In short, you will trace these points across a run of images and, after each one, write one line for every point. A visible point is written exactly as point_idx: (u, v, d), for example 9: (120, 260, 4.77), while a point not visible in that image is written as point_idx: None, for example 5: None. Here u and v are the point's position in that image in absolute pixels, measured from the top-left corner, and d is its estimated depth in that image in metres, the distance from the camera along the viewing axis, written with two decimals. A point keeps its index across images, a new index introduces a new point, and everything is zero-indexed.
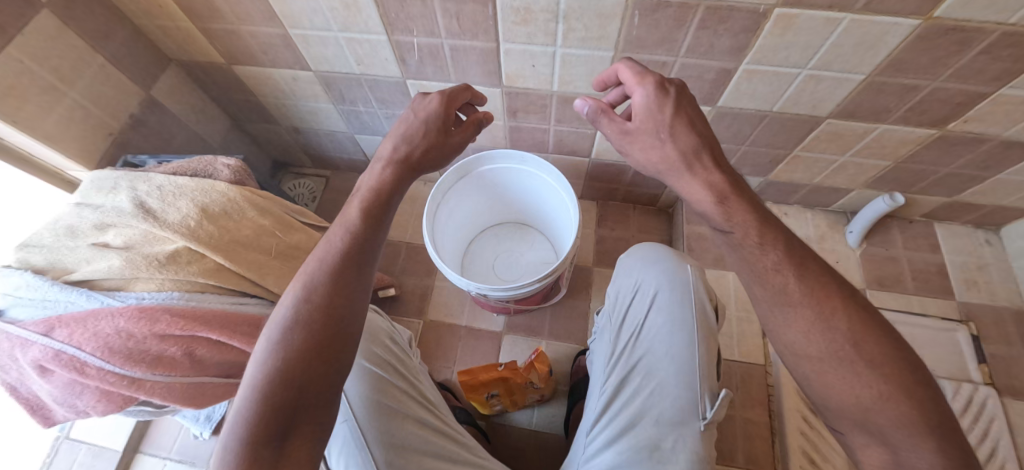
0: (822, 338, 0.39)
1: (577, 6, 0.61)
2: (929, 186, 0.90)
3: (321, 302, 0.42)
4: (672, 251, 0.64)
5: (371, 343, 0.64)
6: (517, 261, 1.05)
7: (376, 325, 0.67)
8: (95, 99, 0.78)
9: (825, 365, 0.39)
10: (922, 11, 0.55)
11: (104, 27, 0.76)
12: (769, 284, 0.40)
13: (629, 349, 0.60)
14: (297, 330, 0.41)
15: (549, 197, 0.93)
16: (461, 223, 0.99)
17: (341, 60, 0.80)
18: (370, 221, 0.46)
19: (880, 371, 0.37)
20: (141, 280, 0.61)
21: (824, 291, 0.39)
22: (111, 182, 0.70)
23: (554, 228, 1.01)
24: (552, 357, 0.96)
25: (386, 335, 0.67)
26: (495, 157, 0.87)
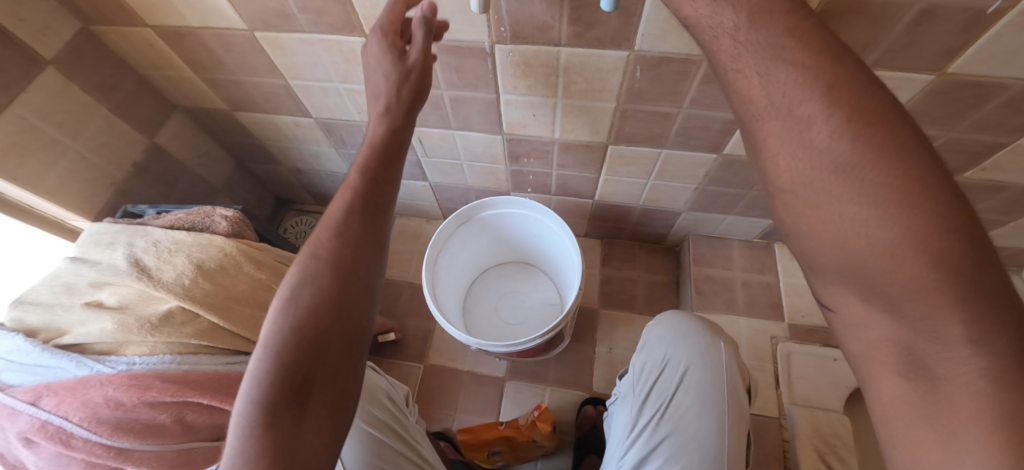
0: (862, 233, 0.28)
1: (578, 62, 0.60)
2: None
3: (336, 262, 0.43)
4: (703, 326, 0.66)
5: (368, 403, 0.61)
6: (520, 303, 1.02)
7: (373, 384, 0.64)
8: (97, 150, 0.78)
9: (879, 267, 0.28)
10: (936, 66, 0.53)
11: (110, 79, 0.77)
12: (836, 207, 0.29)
13: (652, 426, 0.60)
14: (313, 286, 0.42)
15: (553, 241, 0.91)
16: (463, 266, 0.97)
17: (341, 108, 0.80)
18: (378, 161, 0.46)
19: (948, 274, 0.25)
20: (133, 344, 0.60)
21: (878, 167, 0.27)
22: (110, 236, 0.69)
23: (559, 271, 0.98)
24: (556, 406, 0.92)
25: (383, 393, 0.65)
26: (496, 203, 0.86)
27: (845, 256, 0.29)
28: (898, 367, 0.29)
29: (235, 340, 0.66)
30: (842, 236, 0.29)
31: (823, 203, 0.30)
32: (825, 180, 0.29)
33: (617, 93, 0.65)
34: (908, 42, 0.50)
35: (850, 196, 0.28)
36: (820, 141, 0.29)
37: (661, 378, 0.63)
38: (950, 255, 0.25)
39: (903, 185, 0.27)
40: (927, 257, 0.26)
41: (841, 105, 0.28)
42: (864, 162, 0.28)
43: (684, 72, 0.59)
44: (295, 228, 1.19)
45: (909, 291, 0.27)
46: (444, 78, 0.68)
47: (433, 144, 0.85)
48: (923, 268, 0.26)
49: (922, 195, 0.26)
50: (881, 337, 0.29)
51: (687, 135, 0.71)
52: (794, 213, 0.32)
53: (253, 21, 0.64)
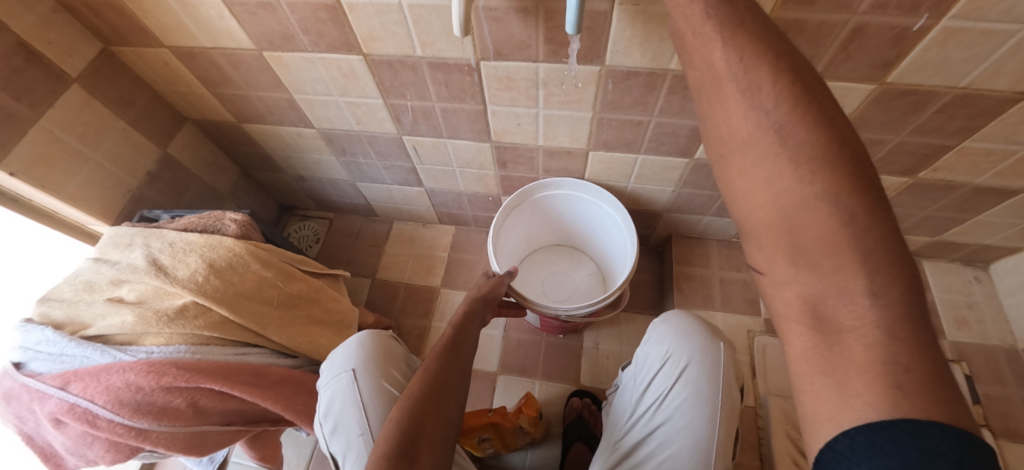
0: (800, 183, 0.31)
1: (554, 76, 0.67)
2: (911, 227, 0.91)
3: (438, 369, 0.55)
4: (706, 326, 0.65)
5: (392, 364, 0.61)
6: (565, 280, 1.07)
7: (396, 350, 0.64)
8: (115, 160, 0.84)
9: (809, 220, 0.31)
10: (875, 77, 0.59)
11: (127, 95, 0.84)
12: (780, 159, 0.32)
13: (650, 413, 0.62)
14: (421, 382, 0.53)
15: (599, 220, 0.97)
16: (508, 254, 1.01)
17: (341, 119, 0.86)
18: (448, 352, 0.58)
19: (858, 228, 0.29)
20: (150, 335, 0.64)
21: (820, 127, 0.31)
22: (128, 237, 0.75)
23: (599, 245, 1.05)
24: (544, 398, 0.97)
25: (405, 360, 0.64)
26: (540, 187, 0.92)
27: (773, 217, 0.33)
28: (808, 324, 0.31)
29: (244, 332, 0.71)
30: (782, 193, 0.32)
31: (767, 163, 0.33)
32: (770, 139, 0.33)
33: (593, 103, 0.71)
34: (846, 56, 0.56)
35: (783, 156, 0.32)
36: (766, 103, 0.33)
37: (661, 371, 0.63)
38: (862, 214, 0.30)
39: (828, 152, 0.31)
40: (842, 213, 0.30)
41: (777, 74, 0.32)
42: (792, 131, 0.32)
43: (649, 84, 0.65)
44: (297, 233, 1.25)
45: (828, 247, 0.30)
46: (435, 91, 0.74)
47: (426, 151, 0.91)
48: (840, 226, 0.30)
49: (840, 160, 0.31)
50: (795, 292, 0.32)
51: (659, 141, 0.77)
52: (742, 174, 0.35)
53: (261, 41, 0.70)
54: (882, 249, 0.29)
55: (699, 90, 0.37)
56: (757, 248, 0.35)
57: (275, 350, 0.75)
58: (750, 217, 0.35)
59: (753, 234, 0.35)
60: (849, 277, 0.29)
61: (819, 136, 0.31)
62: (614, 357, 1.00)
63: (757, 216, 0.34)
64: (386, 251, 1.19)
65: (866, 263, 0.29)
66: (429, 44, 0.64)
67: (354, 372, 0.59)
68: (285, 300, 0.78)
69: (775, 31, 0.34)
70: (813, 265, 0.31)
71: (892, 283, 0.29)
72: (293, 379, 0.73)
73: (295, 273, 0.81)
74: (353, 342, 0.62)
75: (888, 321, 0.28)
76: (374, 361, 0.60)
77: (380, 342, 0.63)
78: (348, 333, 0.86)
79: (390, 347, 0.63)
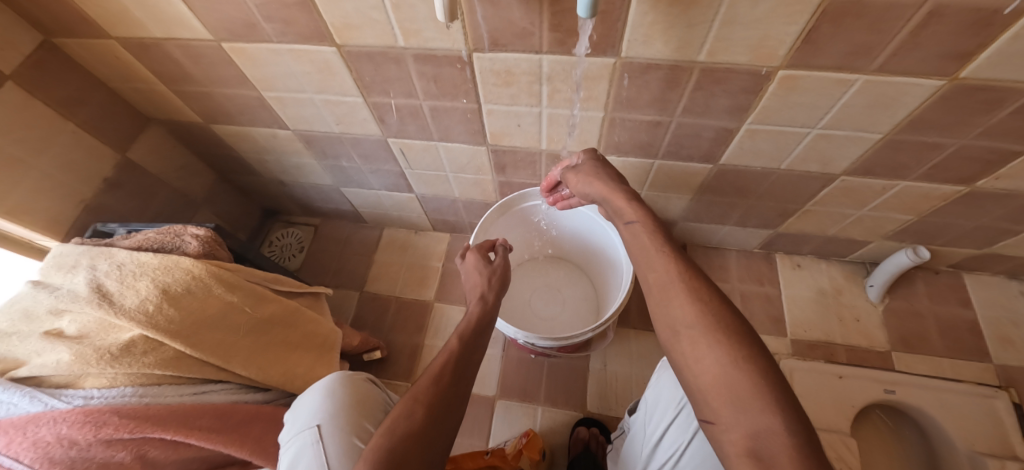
0: (690, 306, 0.43)
1: (561, 70, 0.57)
2: (956, 238, 0.81)
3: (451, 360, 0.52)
4: None
5: (365, 416, 0.52)
6: (556, 297, 0.98)
7: (370, 396, 0.55)
8: (65, 167, 0.74)
9: (700, 337, 0.41)
10: (946, 71, 0.49)
11: (78, 93, 0.74)
12: (675, 290, 0.44)
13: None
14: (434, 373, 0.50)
15: (596, 235, 0.88)
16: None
17: (319, 120, 0.76)
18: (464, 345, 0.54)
19: (732, 338, 0.40)
20: (91, 376, 0.56)
21: (691, 273, 0.45)
22: (73, 258, 0.65)
23: (597, 267, 0.95)
24: (548, 425, 0.88)
25: (382, 408, 0.56)
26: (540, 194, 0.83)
27: (680, 330, 0.43)
28: (736, 414, 0.37)
29: (204, 368, 0.62)
30: (714, 362, 0.40)
31: (698, 339, 0.41)
32: (663, 275, 0.46)
33: (604, 102, 0.62)
34: (914, 46, 0.46)
35: (671, 287, 0.45)
36: (655, 255, 0.48)
37: (677, 418, 0.54)
38: (766, 371, 0.39)
39: (694, 282, 0.44)
40: (724, 328, 0.41)
41: (658, 239, 0.49)
42: (673, 266, 0.46)
43: (672, 80, 0.56)
44: (281, 241, 1.15)
45: (717, 350, 0.40)
46: (422, 88, 0.65)
47: (416, 155, 0.81)
48: (725, 339, 0.40)
49: (707, 288, 0.44)
50: (716, 388, 0.39)
51: (678, 144, 0.68)
52: (684, 349, 0.42)
53: (219, 31, 0.60)
54: (786, 397, 0.38)
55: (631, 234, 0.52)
56: (679, 360, 0.43)
57: (243, 385, 0.66)
58: (694, 383, 0.41)
59: (697, 397, 0.41)
60: (770, 417, 0.36)
61: (689, 275, 0.45)
62: (623, 379, 0.91)
63: (702, 380, 0.40)
64: (376, 261, 1.10)
65: (777, 406, 0.37)
66: (414, 33, 0.54)
67: (319, 429, 0.49)
68: (255, 326, 0.68)
69: (685, 255, 0.47)
70: (717, 359, 0.40)
71: (796, 416, 0.36)
72: (264, 415, 0.64)
73: (267, 294, 0.72)
74: (318, 390, 0.53)
75: (803, 448, 0.34)
76: (343, 413, 0.51)
77: (352, 389, 0.54)
78: (330, 356, 0.78)
79: (363, 395, 0.54)
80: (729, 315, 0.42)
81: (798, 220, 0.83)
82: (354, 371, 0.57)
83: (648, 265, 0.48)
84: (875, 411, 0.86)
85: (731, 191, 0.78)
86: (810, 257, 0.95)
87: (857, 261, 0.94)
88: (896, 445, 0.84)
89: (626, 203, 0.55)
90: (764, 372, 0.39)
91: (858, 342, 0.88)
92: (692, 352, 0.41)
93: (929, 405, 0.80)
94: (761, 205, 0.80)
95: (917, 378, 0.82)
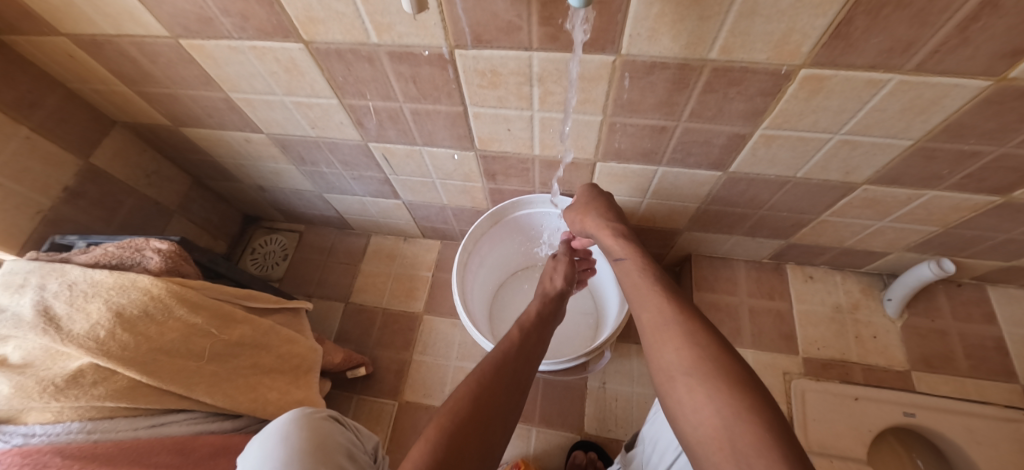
0: (685, 350, 0.42)
1: (553, 69, 0.51)
2: (985, 250, 0.74)
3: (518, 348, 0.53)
4: None
5: (320, 464, 0.50)
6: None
7: (329, 438, 0.54)
8: (17, 175, 0.69)
9: (696, 381, 0.40)
10: (994, 71, 0.42)
11: (30, 95, 0.68)
12: (669, 332, 0.44)
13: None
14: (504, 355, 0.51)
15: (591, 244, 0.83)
16: (488, 272, 0.89)
17: (292, 123, 0.70)
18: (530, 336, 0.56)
19: (729, 383, 0.38)
20: (34, 410, 0.51)
21: (688, 316, 0.45)
22: (22, 277, 0.60)
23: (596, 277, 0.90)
24: (542, 448, 0.83)
25: (342, 451, 0.54)
26: (533, 201, 0.80)
27: (676, 374, 0.41)
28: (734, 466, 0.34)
29: (164, 397, 0.57)
30: (713, 411, 0.37)
31: (696, 385, 0.39)
32: (657, 316, 0.46)
33: (603, 105, 0.55)
34: (960, 42, 0.40)
35: (667, 329, 0.44)
36: (652, 297, 0.48)
37: (677, 461, 0.49)
38: (774, 424, 0.35)
39: (689, 324, 0.44)
40: (721, 373, 0.39)
41: (655, 280, 0.50)
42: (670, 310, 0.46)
43: (678, 80, 0.50)
44: (263, 248, 1.10)
45: (714, 394, 0.38)
46: (401, 90, 0.59)
47: (399, 161, 0.75)
48: (722, 384, 0.38)
49: (704, 331, 0.43)
50: (715, 438, 0.36)
51: (685, 151, 0.62)
52: (680, 396, 0.40)
53: (174, 26, 0.54)
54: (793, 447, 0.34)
55: (627, 276, 0.53)
56: (676, 407, 0.40)
57: (210, 414, 0.61)
58: (692, 432, 0.38)
59: (697, 451, 0.37)
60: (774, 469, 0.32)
61: (685, 317, 0.45)
62: (623, 399, 0.85)
63: (701, 430, 0.37)
64: (362, 270, 1.04)
65: (781, 456, 0.33)
66: (387, 28, 0.48)
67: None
68: (222, 350, 0.63)
69: (683, 298, 0.48)
70: (715, 405, 0.37)
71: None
72: (229, 449, 0.59)
73: (236, 315, 0.66)
74: (272, 437, 0.52)
75: None
76: (297, 462, 0.49)
77: (307, 431, 0.53)
78: (307, 379, 0.73)
79: (319, 438, 0.53)
80: (728, 359, 0.40)
81: (813, 231, 0.77)
82: (313, 410, 0.57)
83: (641, 307, 0.49)
84: (889, 437, 0.80)
85: (741, 200, 0.72)
86: (823, 268, 0.89)
87: (874, 272, 0.88)
88: None
89: (613, 241, 0.58)
90: (770, 426, 0.35)
91: (875, 361, 0.82)
92: (688, 397, 0.39)
93: (953, 431, 0.74)
94: (774, 215, 0.74)
95: (940, 401, 0.76)
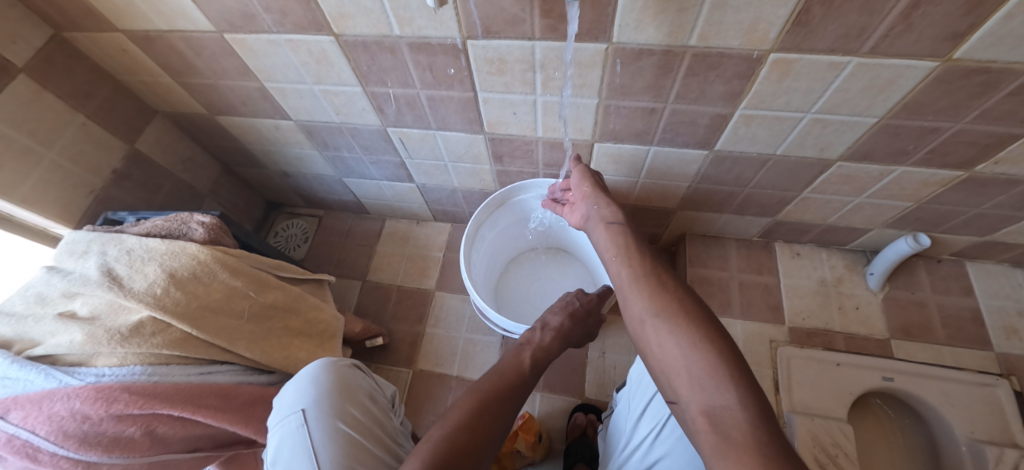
0: (655, 296, 0.48)
1: (553, 56, 0.57)
2: (958, 225, 0.79)
3: (502, 383, 0.51)
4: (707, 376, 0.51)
5: (347, 402, 0.58)
6: (547, 287, 1.00)
7: (352, 381, 0.62)
8: (73, 157, 0.77)
9: (660, 321, 0.46)
10: (939, 53, 0.48)
11: (86, 86, 0.76)
12: (639, 282, 0.50)
13: (647, 445, 0.54)
14: (487, 388, 0.50)
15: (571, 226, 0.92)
16: (487, 261, 0.95)
17: (319, 110, 0.78)
18: (517, 376, 0.53)
19: (690, 319, 0.44)
20: (102, 355, 0.59)
21: (659, 271, 0.51)
22: (85, 245, 0.68)
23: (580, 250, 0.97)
24: (545, 411, 0.89)
25: (364, 393, 0.62)
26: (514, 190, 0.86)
27: (643, 316, 0.48)
28: (693, 385, 0.41)
29: (210, 349, 0.65)
30: (675, 346, 0.44)
31: (661, 324, 0.45)
32: (632, 274, 0.52)
33: (598, 89, 0.62)
34: (905, 27, 0.46)
35: (639, 281, 0.51)
36: (628, 258, 0.54)
37: (656, 397, 0.56)
38: (724, 349, 0.42)
39: (658, 277, 0.50)
40: (683, 312, 0.45)
41: (632, 244, 0.56)
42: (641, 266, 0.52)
43: (664, 65, 0.56)
44: (285, 232, 1.18)
45: (675, 328, 0.44)
46: (419, 77, 0.66)
47: (415, 145, 0.83)
48: (684, 320, 0.45)
49: (672, 283, 0.49)
50: (678, 365, 0.43)
51: (674, 131, 0.68)
52: (649, 336, 0.47)
53: (219, 22, 0.62)
54: (744, 374, 0.40)
55: (609, 240, 0.59)
56: (647, 344, 0.47)
57: (248, 367, 0.69)
58: (658, 364, 0.45)
59: (664, 378, 0.45)
60: (724, 390, 0.39)
61: (654, 272, 0.51)
62: (621, 368, 0.92)
63: (666, 362, 0.44)
64: (377, 251, 1.12)
65: (732, 382, 0.39)
66: (408, 21, 0.55)
67: (304, 412, 0.56)
68: (257, 312, 0.71)
69: (657, 259, 0.54)
70: (677, 335, 0.44)
71: (753, 393, 0.39)
72: (266, 399, 0.67)
73: (270, 281, 0.75)
74: (305, 378, 0.61)
75: (754, 417, 0.37)
76: (325, 398, 0.58)
77: (334, 375, 0.61)
78: (331, 344, 0.80)
79: (344, 380, 0.61)
80: (691, 301, 0.47)
81: (797, 208, 0.83)
82: (338, 358, 0.65)
83: (618, 267, 0.55)
84: (876, 400, 0.87)
85: (728, 178, 0.78)
86: (810, 246, 0.95)
87: (858, 249, 0.93)
88: (897, 434, 0.85)
89: (607, 207, 0.63)
90: (721, 353, 0.42)
91: (857, 330, 0.88)
92: (654, 336, 0.46)
93: (930, 394, 0.79)
94: (760, 193, 0.80)
95: (918, 367, 0.82)
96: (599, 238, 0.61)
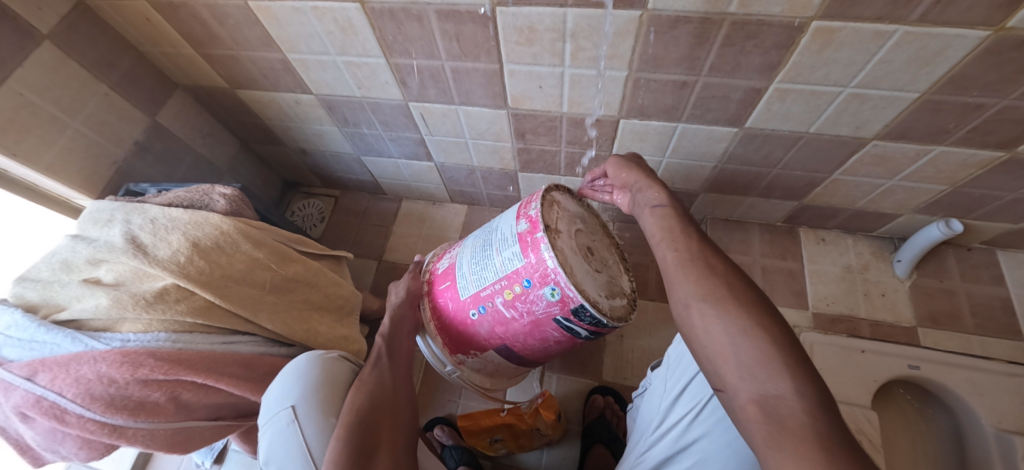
0: (705, 282, 0.47)
1: (585, 25, 0.56)
2: (993, 212, 0.77)
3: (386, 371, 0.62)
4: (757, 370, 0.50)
5: (337, 396, 0.58)
6: None
7: (341, 375, 0.61)
8: (97, 127, 0.77)
9: (708, 307, 0.45)
10: (992, 21, 0.46)
11: (108, 56, 0.76)
12: (688, 266, 0.49)
13: (684, 424, 0.54)
14: (374, 377, 0.60)
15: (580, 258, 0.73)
16: None
17: (340, 83, 0.77)
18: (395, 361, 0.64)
19: (742, 305, 0.43)
20: (127, 321, 0.59)
21: (708, 257, 0.50)
22: (108, 213, 0.68)
23: None
24: (562, 393, 0.89)
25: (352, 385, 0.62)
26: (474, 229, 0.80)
27: (690, 300, 0.47)
28: (743, 374, 0.40)
29: (232, 319, 0.64)
30: (723, 331, 0.43)
31: (707, 309, 0.45)
32: (680, 259, 0.51)
33: (628, 60, 0.61)
34: None
35: (688, 265, 0.49)
36: (676, 242, 0.53)
37: (696, 378, 0.56)
38: (778, 338, 0.41)
39: (707, 262, 0.49)
40: (736, 299, 0.44)
41: (680, 227, 0.55)
42: (691, 252, 0.51)
43: (700, 34, 0.55)
44: (301, 212, 1.17)
45: (725, 314, 0.43)
46: (444, 48, 0.65)
47: (436, 121, 0.82)
48: (735, 306, 0.44)
49: (723, 268, 0.48)
50: (726, 353, 0.42)
51: (704, 106, 0.67)
52: (694, 321, 0.46)
53: None
54: (800, 363, 0.39)
55: (655, 226, 0.58)
56: (694, 330, 0.46)
57: (269, 339, 0.69)
58: (703, 350, 0.44)
59: (709, 364, 0.44)
60: (780, 379, 0.38)
61: (703, 257, 0.50)
62: (639, 351, 0.90)
63: (712, 348, 0.43)
64: (393, 232, 1.12)
65: (788, 373, 0.38)
66: None
67: (294, 410, 0.55)
68: (279, 284, 0.71)
69: (707, 244, 0.52)
70: (728, 321, 0.43)
71: (811, 382, 0.37)
72: None
73: (292, 255, 0.75)
74: (291, 373, 0.59)
75: (813, 409, 0.35)
76: (314, 395, 0.57)
77: (321, 370, 0.60)
78: (349, 320, 0.80)
79: (332, 375, 0.60)
80: (744, 287, 0.45)
81: (825, 190, 0.81)
82: (326, 352, 0.64)
83: (666, 253, 0.53)
84: (899, 390, 0.85)
85: (757, 158, 0.76)
86: (835, 232, 0.93)
87: (885, 236, 0.91)
88: (918, 425, 0.83)
89: (655, 192, 0.61)
90: (772, 341, 0.41)
91: (883, 318, 0.87)
92: (701, 321, 0.45)
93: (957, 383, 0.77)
94: (788, 174, 0.79)
95: (945, 356, 0.79)
96: (649, 224, 0.59)
